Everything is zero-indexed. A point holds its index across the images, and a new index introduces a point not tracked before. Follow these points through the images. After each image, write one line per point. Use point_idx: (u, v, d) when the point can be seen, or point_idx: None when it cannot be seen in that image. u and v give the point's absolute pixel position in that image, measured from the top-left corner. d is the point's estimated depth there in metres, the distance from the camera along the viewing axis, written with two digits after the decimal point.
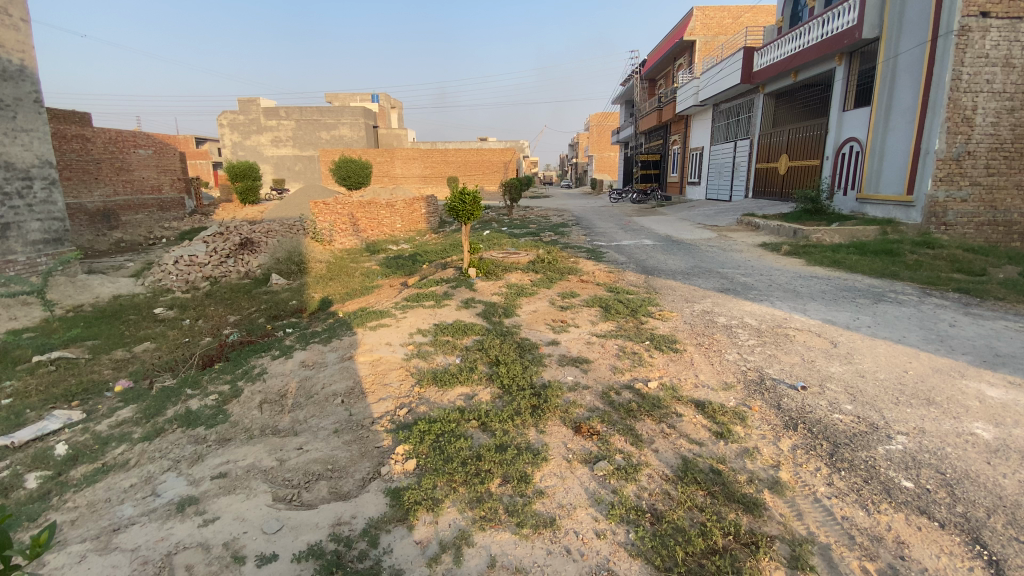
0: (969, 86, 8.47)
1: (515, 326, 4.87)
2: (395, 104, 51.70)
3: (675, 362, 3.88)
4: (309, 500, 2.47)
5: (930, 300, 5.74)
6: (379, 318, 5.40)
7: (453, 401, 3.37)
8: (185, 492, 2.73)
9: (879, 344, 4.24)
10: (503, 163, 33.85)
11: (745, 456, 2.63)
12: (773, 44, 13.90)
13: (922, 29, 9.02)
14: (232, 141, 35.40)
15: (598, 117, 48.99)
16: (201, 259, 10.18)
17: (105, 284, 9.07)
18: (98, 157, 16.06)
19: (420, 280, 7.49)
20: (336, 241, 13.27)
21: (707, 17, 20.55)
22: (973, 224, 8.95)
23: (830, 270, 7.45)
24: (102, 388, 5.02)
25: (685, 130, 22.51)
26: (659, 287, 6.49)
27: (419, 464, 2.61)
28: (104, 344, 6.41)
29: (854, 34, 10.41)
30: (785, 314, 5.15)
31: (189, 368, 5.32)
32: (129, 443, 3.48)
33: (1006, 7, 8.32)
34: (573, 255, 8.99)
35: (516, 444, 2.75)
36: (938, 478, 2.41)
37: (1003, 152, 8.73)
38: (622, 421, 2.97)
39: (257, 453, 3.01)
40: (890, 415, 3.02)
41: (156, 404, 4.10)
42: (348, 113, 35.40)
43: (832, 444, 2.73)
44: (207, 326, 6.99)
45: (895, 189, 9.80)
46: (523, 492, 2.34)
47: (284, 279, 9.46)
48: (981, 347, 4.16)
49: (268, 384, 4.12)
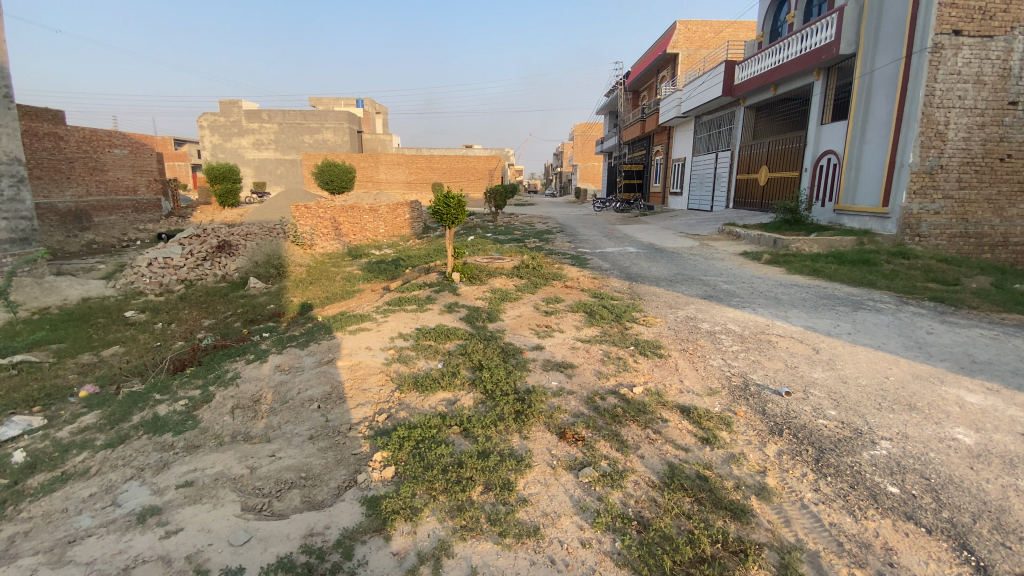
0: (942, 101, 8.72)
1: (499, 330, 4.79)
2: (380, 110, 51.68)
3: (660, 367, 3.85)
4: (280, 509, 2.35)
5: (907, 308, 5.85)
6: (359, 323, 5.27)
7: (434, 407, 3.27)
8: (146, 502, 2.57)
9: (860, 350, 4.28)
10: (488, 171, 33.89)
11: (732, 462, 2.58)
12: (753, 58, 14.18)
13: (897, 45, 9.29)
14: (212, 143, 34.87)
15: (582, 128, 50.30)
16: (176, 262, 9.90)
17: (73, 286, 8.74)
18: (71, 156, 15.58)
19: (403, 284, 7.39)
20: (317, 246, 13.02)
21: (690, 31, 20.80)
22: (946, 236, 9.18)
23: (811, 279, 7.54)
24: (66, 393, 4.80)
25: (667, 141, 22.87)
26: (643, 293, 6.49)
27: (398, 472, 2.50)
28: (69, 347, 6.15)
29: (832, 50, 10.66)
30: (767, 320, 5.18)
31: (159, 373, 5.12)
32: (91, 451, 3.31)
33: (979, 25, 8.58)
34: (558, 262, 8.93)
35: (499, 450, 2.67)
36: (923, 484, 2.40)
37: (974, 166, 8.99)
38: (608, 427, 2.91)
39: (226, 460, 2.86)
40: (874, 421, 3.02)
41: (121, 410, 3.92)
42: (332, 117, 35.11)
43: (817, 450, 2.71)
44: (180, 330, 6.76)
45: (870, 201, 10.04)
46: (506, 500, 2.25)
47: (261, 282, 9.24)
48: (959, 353, 4.22)
49: (241, 389, 3.96)
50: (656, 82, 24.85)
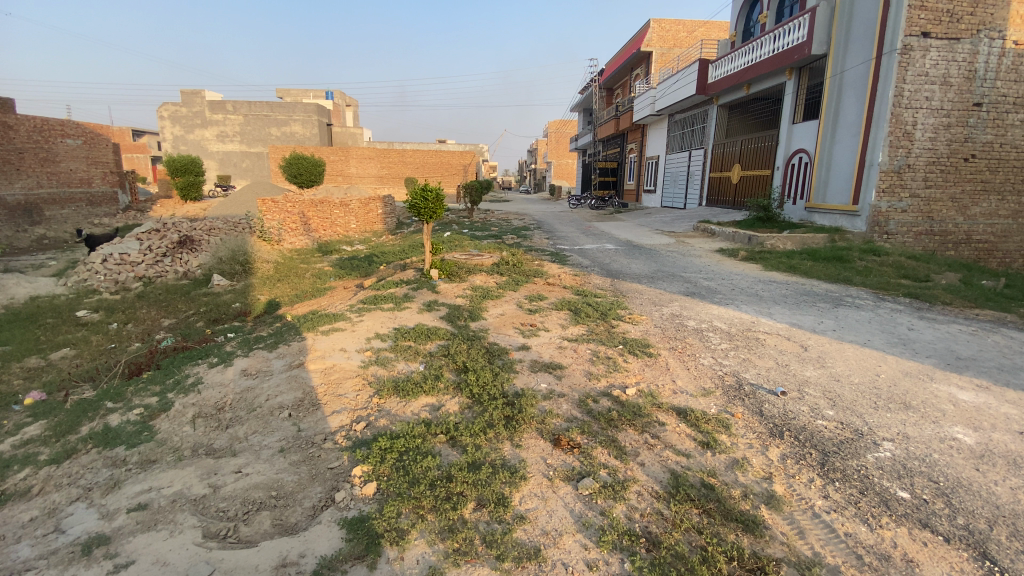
0: (910, 102, 8.91)
1: (481, 330, 4.59)
2: (352, 104, 50.62)
3: (651, 367, 3.71)
4: (248, 536, 2.09)
5: (885, 304, 5.89)
6: (332, 322, 4.97)
7: (417, 414, 3.04)
8: (94, 528, 2.27)
9: (848, 348, 4.23)
10: (462, 167, 33.62)
11: (736, 468, 2.45)
12: (726, 57, 14.28)
13: (867, 46, 9.47)
14: (173, 134, 33.43)
15: (556, 125, 50.35)
16: (133, 258, 9.33)
17: (20, 284, 8.14)
18: (21, 146, 14.55)
19: (378, 281, 7.11)
20: (285, 242, 12.51)
21: (663, 30, 20.88)
22: (913, 233, 9.41)
23: (788, 276, 7.58)
24: (9, 401, 4.37)
25: (641, 139, 22.97)
26: (626, 290, 6.37)
27: (380, 488, 2.27)
28: (14, 350, 5.65)
29: (804, 50, 10.78)
30: (752, 318, 5.11)
31: (112, 379, 4.72)
32: (33, 467, 2.97)
33: (946, 27, 8.79)
34: (538, 258, 8.75)
35: (490, 461, 2.47)
36: (932, 488, 2.32)
37: (940, 166, 9.23)
38: (604, 432, 2.74)
39: (186, 478, 2.56)
40: (872, 420, 2.95)
41: (69, 420, 3.57)
42: (300, 110, 34.03)
43: (821, 453, 2.60)
44: (137, 331, 6.32)
45: (841, 199, 10.22)
46: (501, 518, 2.06)
47: (226, 279, 8.77)
48: (944, 350, 4.22)
49: (203, 397, 3.63)
50: (630, 80, 24.87)
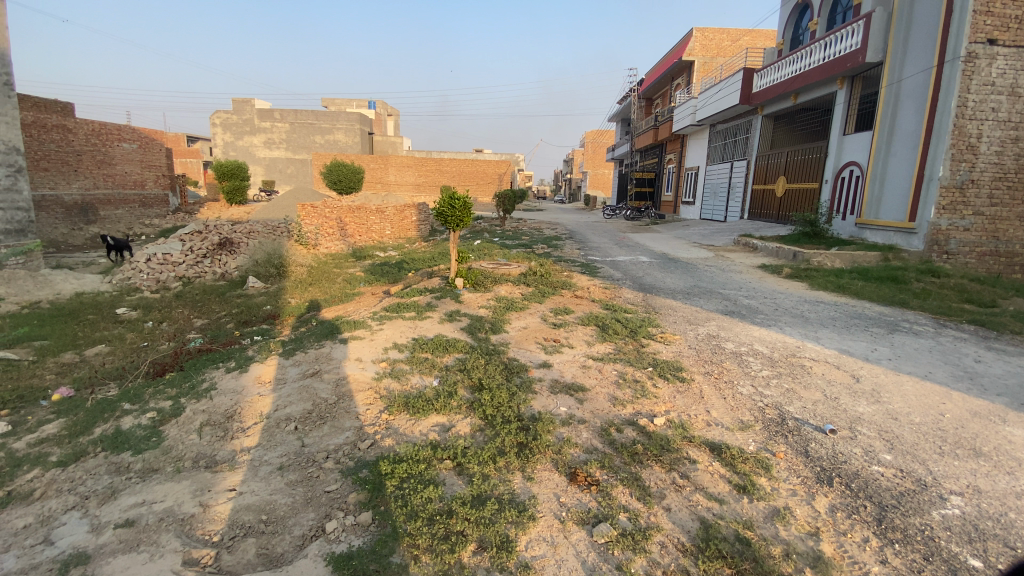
0: (974, 113, 8.25)
1: (502, 343, 4.39)
2: (393, 114, 51.95)
3: (682, 394, 3.39)
4: (230, 565, 1.95)
5: (947, 332, 5.35)
6: (353, 330, 4.87)
7: (425, 434, 2.85)
8: (79, 543, 2.17)
9: (905, 380, 3.81)
10: (497, 176, 33.73)
11: (776, 519, 2.14)
12: (773, 65, 13.69)
13: (927, 54, 8.83)
14: (223, 141, 34.88)
15: (592, 134, 49.64)
16: (175, 258, 9.61)
17: (68, 280, 8.48)
18: (79, 148, 15.36)
19: (404, 289, 7.01)
20: (321, 246, 12.76)
21: (707, 39, 20.29)
22: (976, 254, 8.68)
23: (836, 296, 7.07)
24: (38, 396, 4.46)
25: (681, 149, 22.39)
26: (659, 306, 6.06)
27: (376, 520, 2.09)
28: (52, 345, 5.81)
29: (857, 58, 10.17)
30: (797, 342, 4.70)
31: (137, 378, 4.75)
32: (42, 468, 2.94)
33: (1015, 34, 8.13)
34: (568, 269, 8.52)
35: (497, 495, 2.25)
36: (1010, 556, 1.96)
37: (1008, 182, 8.50)
38: (626, 468, 2.48)
39: (180, 493, 2.45)
40: (937, 469, 2.57)
41: (85, 421, 3.55)
42: (344, 118, 35.15)
43: (877, 507, 2.25)
44: (169, 330, 6.44)
45: (896, 216, 9.51)
46: (503, 566, 1.84)
47: (261, 282, 8.89)
48: (1016, 387, 3.75)
49: (214, 403, 3.55)
50: (670, 90, 24.34)
